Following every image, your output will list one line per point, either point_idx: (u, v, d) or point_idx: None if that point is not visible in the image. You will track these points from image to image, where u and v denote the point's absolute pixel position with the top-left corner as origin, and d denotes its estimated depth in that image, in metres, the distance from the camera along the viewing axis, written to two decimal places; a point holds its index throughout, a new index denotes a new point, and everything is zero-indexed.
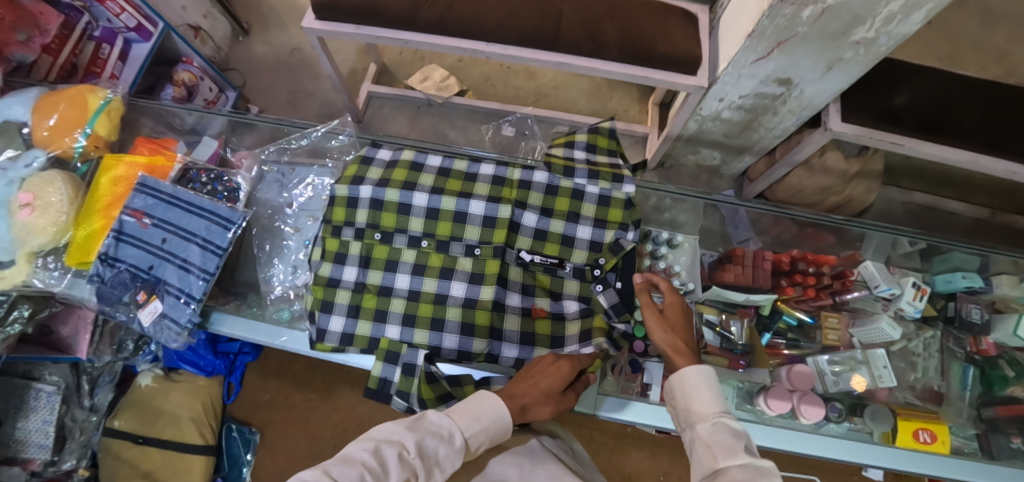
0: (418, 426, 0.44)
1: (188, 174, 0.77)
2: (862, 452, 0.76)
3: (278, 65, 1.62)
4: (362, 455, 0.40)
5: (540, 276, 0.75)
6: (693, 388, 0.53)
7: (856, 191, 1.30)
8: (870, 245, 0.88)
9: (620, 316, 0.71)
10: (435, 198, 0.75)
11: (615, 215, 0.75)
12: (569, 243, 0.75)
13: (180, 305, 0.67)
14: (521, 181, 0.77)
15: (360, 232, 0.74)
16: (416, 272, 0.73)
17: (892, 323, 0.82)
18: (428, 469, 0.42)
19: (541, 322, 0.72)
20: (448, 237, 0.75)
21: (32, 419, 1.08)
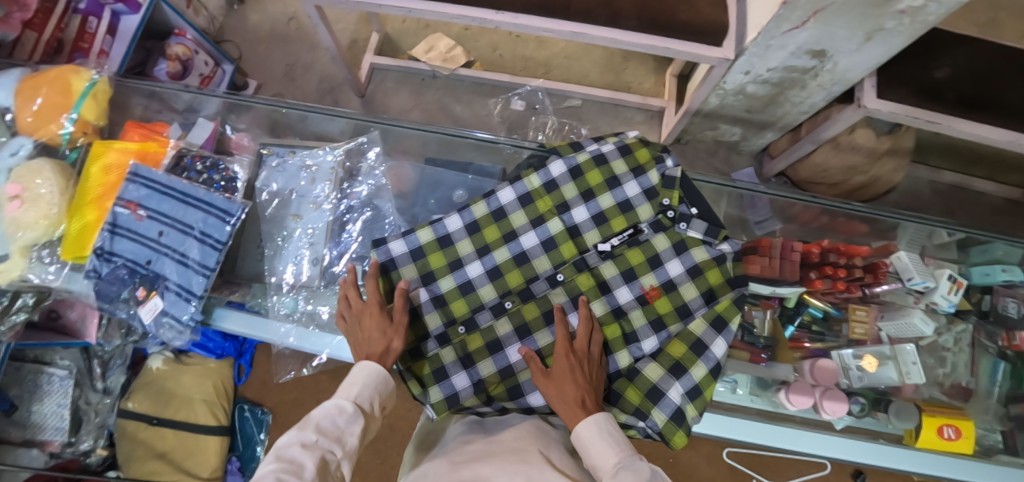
0: (307, 421, 0.44)
1: (182, 162, 0.72)
2: (862, 450, 0.76)
3: (273, 36, 1.54)
4: (270, 467, 0.38)
5: (631, 256, 0.64)
6: (589, 443, 0.47)
7: (884, 170, 1.22)
8: (906, 234, 0.82)
9: (718, 238, 0.64)
10: (487, 260, 0.63)
11: (643, 156, 0.68)
12: (628, 207, 0.66)
13: (181, 302, 0.64)
14: (546, 185, 0.65)
15: (444, 336, 0.60)
16: (522, 335, 0.60)
17: (924, 318, 0.78)
18: (333, 445, 0.43)
19: (662, 300, 0.63)
20: (524, 282, 0.62)
21: (47, 403, 1.10)
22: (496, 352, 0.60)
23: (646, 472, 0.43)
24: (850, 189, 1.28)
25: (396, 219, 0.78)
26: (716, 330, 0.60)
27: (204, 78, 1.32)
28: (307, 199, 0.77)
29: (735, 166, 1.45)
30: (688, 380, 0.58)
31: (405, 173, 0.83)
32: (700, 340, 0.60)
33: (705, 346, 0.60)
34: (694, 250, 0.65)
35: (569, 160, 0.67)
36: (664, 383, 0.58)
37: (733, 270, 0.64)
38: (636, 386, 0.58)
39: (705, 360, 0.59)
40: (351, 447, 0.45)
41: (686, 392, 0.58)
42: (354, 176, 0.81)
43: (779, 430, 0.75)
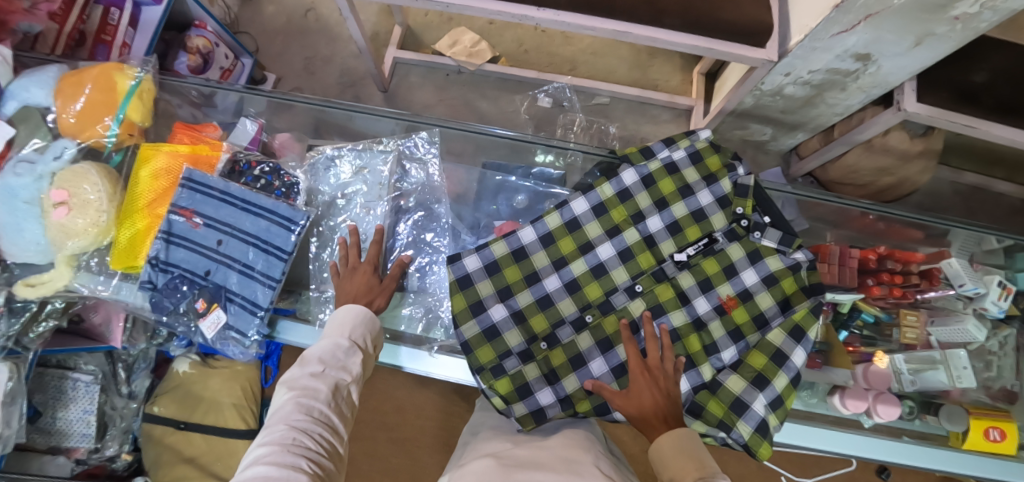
0: (309, 358, 0.54)
1: (238, 166, 0.69)
2: (944, 460, 0.77)
3: (291, 28, 1.49)
4: (289, 395, 0.49)
5: (707, 266, 0.64)
6: (671, 456, 0.48)
7: (912, 172, 1.22)
8: (958, 240, 0.83)
9: (792, 247, 0.64)
10: (565, 272, 0.62)
11: (715, 163, 0.66)
12: (702, 216, 0.65)
13: (246, 315, 0.61)
14: (619, 194, 0.64)
15: (526, 352, 0.60)
16: (604, 349, 0.60)
17: (977, 325, 0.79)
18: (340, 372, 0.54)
19: (740, 310, 0.63)
20: (602, 295, 0.62)
21: (72, 409, 1.07)
22: (577, 366, 0.60)
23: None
24: (878, 190, 1.29)
25: (456, 223, 0.77)
26: (795, 339, 0.61)
27: (224, 72, 1.28)
28: (358, 204, 0.73)
29: (762, 166, 1.45)
30: (770, 390, 0.59)
31: (456, 176, 0.80)
32: (780, 350, 0.60)
33: (784, 356, 0.60)
34: (769, 259, 0.64)
35: (642, 168, 0.66)
36: (746, 395, 0.59)
37: (808, 277, 0.64)
38: (720, 399, 0.59)
39: (786, 370, 0.60)
40: (356, 371, 0.56)
41: (769, 403, 0.58)
42: (403, 178, 0.77)
43: (867, 441, 0.77)
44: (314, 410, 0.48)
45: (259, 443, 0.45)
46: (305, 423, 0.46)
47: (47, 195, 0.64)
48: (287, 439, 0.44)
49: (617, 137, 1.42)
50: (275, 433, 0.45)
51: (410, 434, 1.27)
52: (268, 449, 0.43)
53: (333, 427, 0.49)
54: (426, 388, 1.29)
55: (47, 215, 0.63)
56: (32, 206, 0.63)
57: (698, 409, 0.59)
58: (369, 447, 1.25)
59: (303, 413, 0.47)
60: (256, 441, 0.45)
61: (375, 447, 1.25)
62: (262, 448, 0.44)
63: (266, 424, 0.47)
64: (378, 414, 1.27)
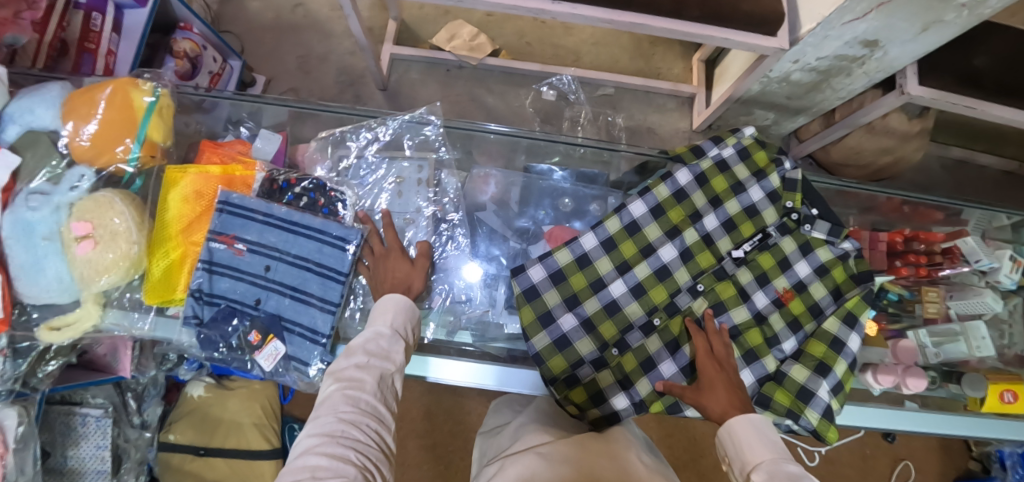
0: (355, 347, 0.50)
1: (277, 184, 0.65)
2: (985, 427, 0.84)
3: (279, 25, 1.41)
4: (333, 386, 0.45)
5: (763, 260, 0.65)
6: (745, 439, 0.49)
7: (908, 150, 1.25)
8: (972, 218, 0.88)
9: (841, 237, 0.66)
10: (629, 277, 0.62)
11: (762, 159, 0.68)
12: (755, 212, 0.66)
13: (308, 344, 0.58)
14: (676, 194, 0.65)
15: (598, 360, 0.61)
16: (673, 350, 0.61)
17: (994, 297, 0.84)
18: (384, 361, 0.50)
19: (796, 301, 0.64)
20: (667, 296, 0.63)
21: (84, 446, 1.01)
22: (647, 369, 0.61)
23: (792, 475, 0.43)
24: (877, 169, 1.33)
25: (504, 232, 0.76)
26: (849, 325, 0.63)
27: (213, 76, 1.21)
28: (402, 216, 0.70)
29: None
30: (831, 377, 0.61)
31: (494, 180, 0.78)
32: (837, 338, 0.62)
33: (841, 342, 0.62)
34: (819, 250, 0.66)
35: (694, 167, 0.66)
36: (811, 383, 0.61)
37: (856, 266, 0.66)
38: (786, 389, 0.61)
39: (844, 356, 0.62)
40: (400, 361, 0.51)
41: (832, 389, 0.60)
42: (439, 183, 0.74)
43: (920, 416, 0.81)
44: (361, 402, 0.45)
45: (307, 433, 0.41)
46: (353, 416, 0.43)
47: (67, 228, 0.58)
48: (335, 432, 0.41)
49: (624, 128, 1.41)
50: (324, 425, 0.41)
51: (441, 438, 1.26)
52: (316, 443, 0.40)
53: (381, 418, 0.45)
54: (452, 392, 1.27)
55: (70, 250, 0.57)
56: (52, 242, 0.57)
57: (766, 401, 0.60)
58: (401, 454, 1.24)
59: (349, 405, 0.44)
60: (302, 432, 0.42)
61: (407, 455, 1.24)
62: (310, 440, 0.40)
63: (312, 413, 0.44)
64: (407, 420, 1.26)
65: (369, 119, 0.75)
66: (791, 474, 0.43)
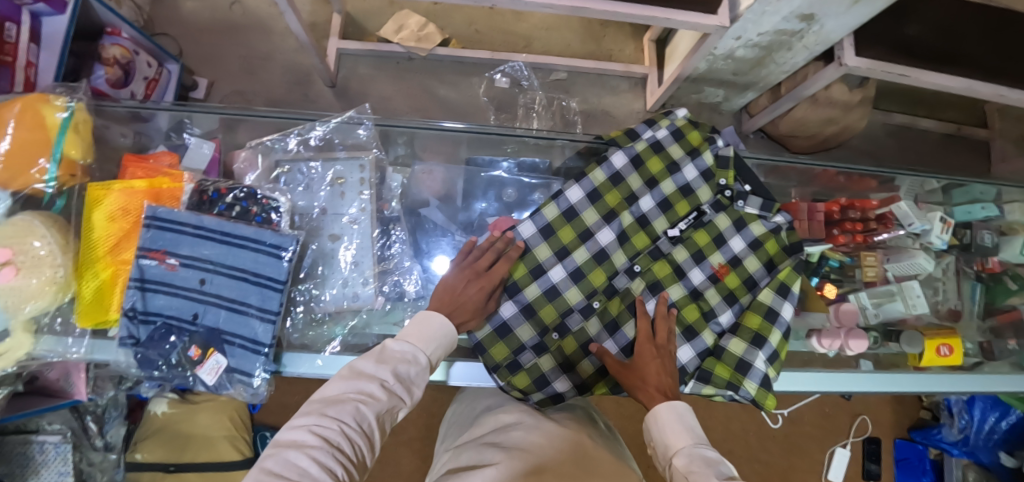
0: (385, 358, 0.49)
1: (206, 195, 0.62)
2: (931, 382, 0.88)
3: (219, 25, 1.37)
4: (350, 393, 0.44)
5: (699, 238, 0.67)
6: (669, 422, 0.49)
7: (852, 119, 1.30)
8: (905, 184, 0.91)
9: (773, 211, 0.68)
10: (568, 262, 0.64)
11: (695, 138, 0.69)
12: (689, 191, 0.68)
13: (250, 356, 0.58)
14: (611, 178, 0.66)
15: (540, 344, 0.63)
16: (613, 331, 0.63)
17: (926, 257, 0.88)
18: (404, 392, 0.47)
19: (731, 276, 0.67)
20: (606, 278, 0.65)
21: (45, 474, 0.98)
22: (588, 350, 0.64)
23: (712, 461, 0.44)
24: (824, 139, 1.36)
25: (446, 225, 0.77)
26: (782, 295, 0.65)
27: (150, 82, 1.17)
28: (343, 217, 0.70)
29: (717, 126, 1.48)
30: (767, 348, 0.63)
31: (438, 175, 0.79)
32: (772, 309, 0.64)
33: (775, 313, 0.64)
34: (752, 225, 0.68)
35: (629, 150, 0.67)
36: (749, 355, 0.62)
37: (787, 238, 0.69)
38: (725, 362, 0.62)
39: (779, 326, 0.64)
40: (416, 396, 0.49)
41: (769, 358, 0.63)
42: (385, 182, 0.76)
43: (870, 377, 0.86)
44: (367, 422, 0.43)
45: (306, 428, 0.40)
46: (353, 434, 0.41)
47: None
48: (332, 443, 0.39)
49: (579, 112, 1.42)
50: (326, 429, 0.40)
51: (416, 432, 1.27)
52: (309, 446, 0.38)
53: (373, 443, 0.43)
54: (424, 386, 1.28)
55: None
56: None
57: (707, 375, 0.62)
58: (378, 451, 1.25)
59: (356, 421, 0.42)
60: (301, 423, 0.40)
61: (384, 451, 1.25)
62: (305, 437, 0.39)
63: (319, 406, 0.42)
64: None
65: (303, 122, 0.75)
66: (711, 460, 0.44)
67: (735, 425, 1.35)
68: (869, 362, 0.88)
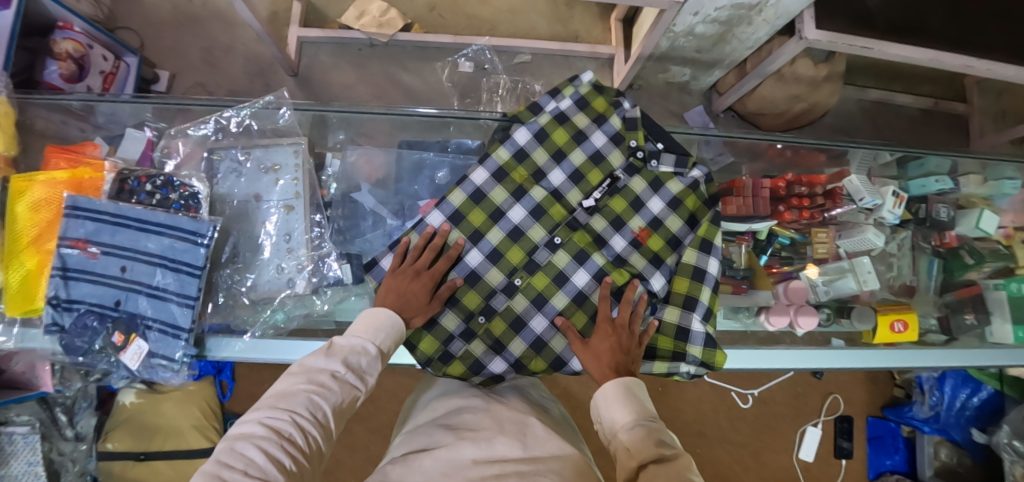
0: (335, 351, 0.50)
1: (127, 184, 0.62)
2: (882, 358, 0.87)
3: (179, 17, 1.36)
4: (302, 385, 0.45)
5: (617, 205, 0.67)
6: (615, 398, 0.51)
7: (821, 95, 1.27)
8: (855, 158, 0.89)
9: (688, 166, 0.69)
10: (484, 245, 0.65)
11: (600, 104, 0.69)
12: (599, 158, 0.68)
13: (170, 340, 0.58)
14: (515, 155, 0.66)
15: (467, 330, 0.65)
16: (540, 305, 0.66)
17: (876, 232, 0.87)
18: (358, 380, 0.49)
19: (654, 238, 0.67)
20: (525, 255, 0.66)
21: (13, 464, 1.01)
22: (518, 327, 0.66)
23: (657, 434, 0.46)
24: (793, 116, 1.33)
25: (379, 210, 0.76)
26: (705, 250, 0.65)
27: (107, 76, 1.17)
28: (273, 202, 0.71)
29: (686, 106, 1.46)
30: (702, 308, 0.64)
31: (376, 161, 0.78)
32: (697, 268, 0.64)
33: (702, 271, 0.64)
34: (670, 183, 0.69)
35: (532, 124, 0.67)
36: (684, 320, 0.64)
37: (706, 191, 0.70)
38: (663, 333, 0.64)
39: (707, 283, 0.64)
40: (370, 384, 0.51)
41: (703, 317, 0.64)
42: (326, 169, 0.78)
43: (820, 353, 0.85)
44: (319, 411, 0.44)
45: (257, 420, 0.41)
46: (305, 422, 0.42)
47: None
48: (283, 433, 0.40)
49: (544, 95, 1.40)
50: (276, 420, 0.41)
51: None
52: (259, 437, 0.39)
53: (328, 430, 0.44)
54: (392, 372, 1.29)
55: None
56: None
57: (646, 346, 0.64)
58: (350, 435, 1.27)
59: (307, 410, 0.43)
60: (251, 417, 0.41)
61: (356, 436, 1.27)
62: (254, 430, 0.40)
63: (270, 399, 0.43)
64: None
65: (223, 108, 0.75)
66: (655, 432, 0.46)
67: (704, 405, 1.36)
68: (840, 339, 0.88)
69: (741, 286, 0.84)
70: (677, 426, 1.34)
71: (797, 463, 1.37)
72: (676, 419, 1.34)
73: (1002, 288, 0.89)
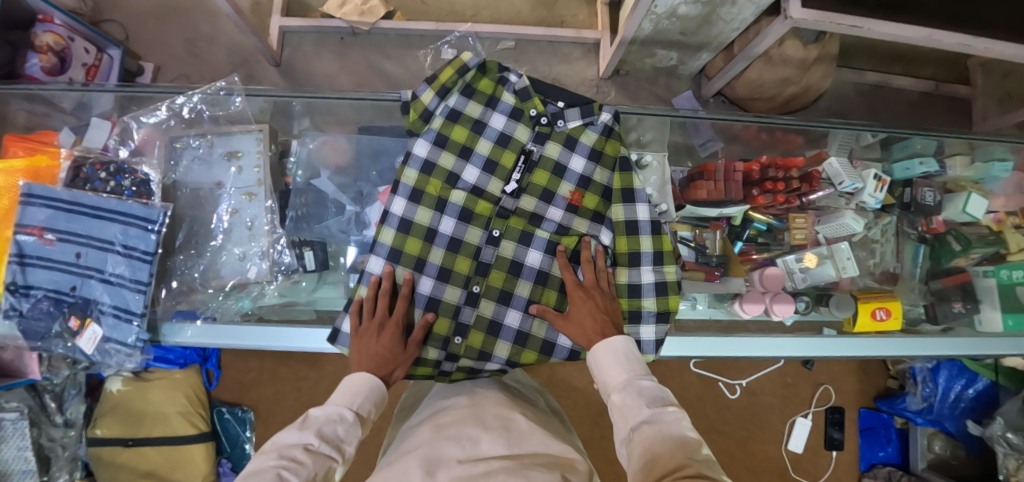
0: (308, 424, 0.47)
1: (82, 171, 0.63)
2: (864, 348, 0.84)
3: (163, 8, 1.36)
4: (272, 460, 0.40)
5: (540, 180, 0.68)
6: (605, 362, 0.55)
7: (813, 78, 1.23)
8: (835, 140, 0.86)
9: (595, 112, 0.68)
10: (429, 268, 0.67)
11: (485, 84, 0.69)
12: (507, 139, 0.69)
13: (123, 324, 0.59)
14: (423, 169, 0.67)
15: (449, 349, 0.68)
16: (506, 300, 0.69)
17: (855, 217, 0.84)
18: (335, 450, 0.46)
19: (588, 198, 0.68)
20: (471, 261, 0.68)
21: (5, 448, 1.03)
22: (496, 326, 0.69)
23: (648, 390, 0.49)
24: (784, 100, 1.29)
25: (338, 196, 0.76)
26: (630, 201, 0.67)
27: (89, 68, 1.17)
28: (235, 190, 0.71)
29: (674, 91, 1.43)
30: (649, 257, 0.68)
31: (342, 147, 0.77)
32: (628, 221, 0.67)
33: (634, 223, 0.67)
34: (583, 138, 0.69)
35: (429, 133, 0.67)
36: (634, 276, 0.68)
37: (619, 132, 0.70)
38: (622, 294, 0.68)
39: (646, 230, 0.67)
40: (348, 455, 0.47)
41: (656, 264, 0.67)
42: (288, 156, 0.77)
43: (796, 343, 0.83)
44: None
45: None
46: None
47: None
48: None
49: None
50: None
51: None
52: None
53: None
54: None
55: None
56: None
57: None
58: None
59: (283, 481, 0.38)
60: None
61: None
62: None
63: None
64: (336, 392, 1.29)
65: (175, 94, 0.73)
66: (646, 389, 0.49)
67: (691, 395, 1.35)
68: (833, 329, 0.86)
69: (711, 272, 0.83)
70: None
71: (786, 454, 1.36)
72: None
73: (991, 275, 0.85)
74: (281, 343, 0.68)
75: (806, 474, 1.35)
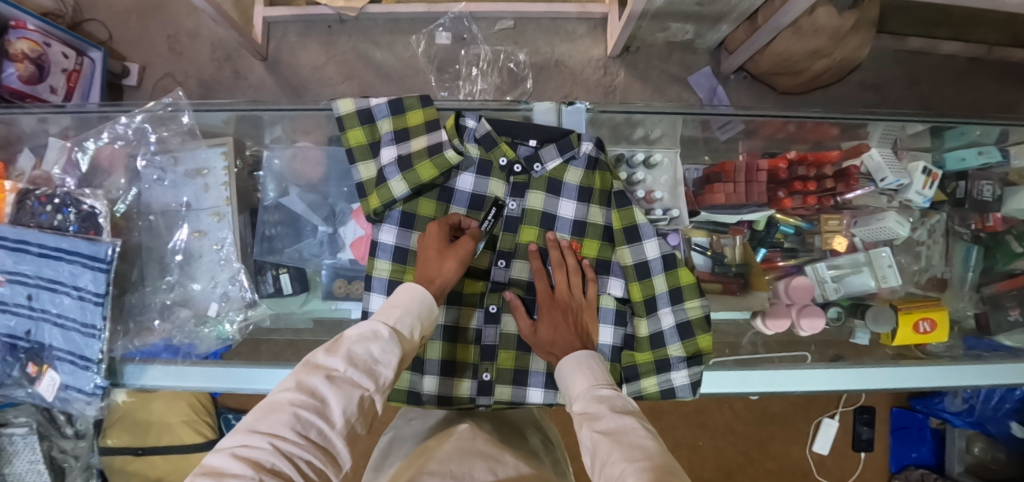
0: (338, 344, 0.35)
1: (29, 205, 0.58)
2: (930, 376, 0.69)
3: (142, 4, 1.29)
4: (286, 394, 0.30)
5: (529, 236, 0.60)
6: (569, 373, 0.46)
7: (849, 49, 1.07)
8: (876, 130, 0.74)
9: (574, 144, 0.58)
10: (433, 365, 0.60)
11: (426, 125, 0.58)
12: (480, 200, 0.61)
13: (80, 371, 0.55)
14: (396, 260, 0.58)
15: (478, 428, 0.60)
16: (522, 381, 0.60)
17: (899, 220, 0.74)
18: (365, 376, 0.34)
19: (587, 245, 0.60)
20: (474, 347, 0.61)
21: (19, 461, 1.04)
22: (519, 405, 0.60)
23: (612, 399, 0.40)
24: (815, 75, 1.15)
25: (309, 217, 0.70)
26: (635, 240, 0.58)
27: (70, 74, 1.07)
28: (203, 211, 0.66)
29: (689, 68, 1.29)
30: (665, 298, 0.58)
31: (314, 160, 0.69)
32: (638, 263, 0.58)
33: (644, 264, 0.58)
34: (569, 178, 0.60)
35: (392, 216, 0.58)
36: (654, 325, 0.59)
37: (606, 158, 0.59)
38: (641, 351, 0.59)
39: (656, 271, 0.58)
40: (385, 378, 0.35)
41: (673, 307, 0.58)
42: (258, 170, 0.71)
43: (858, 372, 0.67)
44: (313, 430, 0.29)
45: (227, 452, 0.27)
46: (295, 449, 0.28)
47: None
48: (263, 467, 0.27)
49: (529, 66, 1.27)
50: (253, 451, 0.27)
51: None
52: (230, 476, 0.25)
53: (333, 458, 0.30)
54: None
55: None
56: None
57: (633, 372, 0.59)
58: None
59: (295, 432, 0.29)
60: (220, 447, 0.28)
61: None
62: (225, 466, 0.26)
63: (252, 417, 0.30)
64: None
65: (119, 112, 0.66)
66: (606, 398, 0.40)
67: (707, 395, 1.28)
68: (868, 336, 0.75)
69: (730, 286, 0.73)
70: (676, 417, 1.26)
71: (810, 456, 1.28)
72: (676, 410, 1.27)
73: None
74: (245, 384, 0.59)
75: (831, 476, 1.28)
